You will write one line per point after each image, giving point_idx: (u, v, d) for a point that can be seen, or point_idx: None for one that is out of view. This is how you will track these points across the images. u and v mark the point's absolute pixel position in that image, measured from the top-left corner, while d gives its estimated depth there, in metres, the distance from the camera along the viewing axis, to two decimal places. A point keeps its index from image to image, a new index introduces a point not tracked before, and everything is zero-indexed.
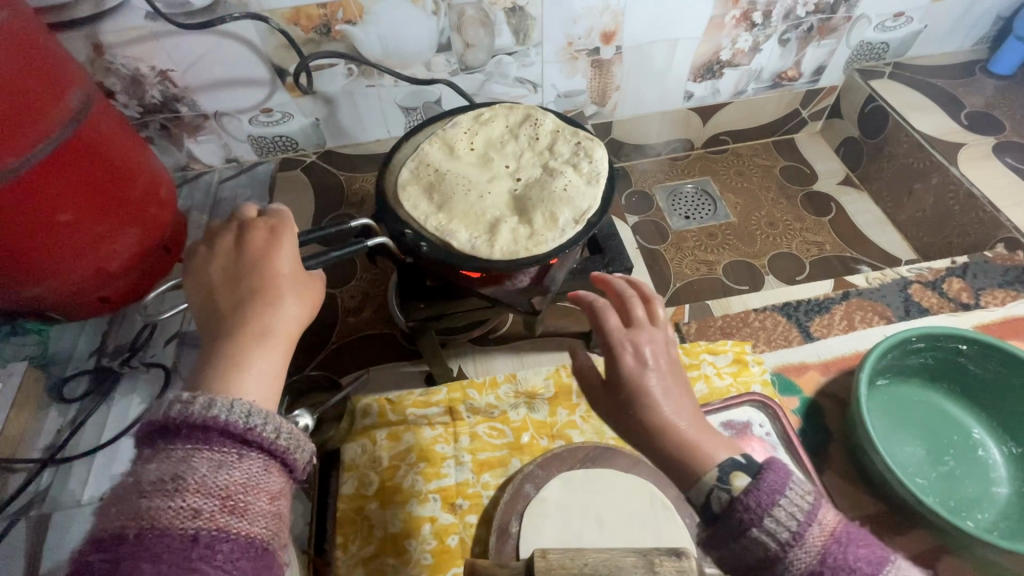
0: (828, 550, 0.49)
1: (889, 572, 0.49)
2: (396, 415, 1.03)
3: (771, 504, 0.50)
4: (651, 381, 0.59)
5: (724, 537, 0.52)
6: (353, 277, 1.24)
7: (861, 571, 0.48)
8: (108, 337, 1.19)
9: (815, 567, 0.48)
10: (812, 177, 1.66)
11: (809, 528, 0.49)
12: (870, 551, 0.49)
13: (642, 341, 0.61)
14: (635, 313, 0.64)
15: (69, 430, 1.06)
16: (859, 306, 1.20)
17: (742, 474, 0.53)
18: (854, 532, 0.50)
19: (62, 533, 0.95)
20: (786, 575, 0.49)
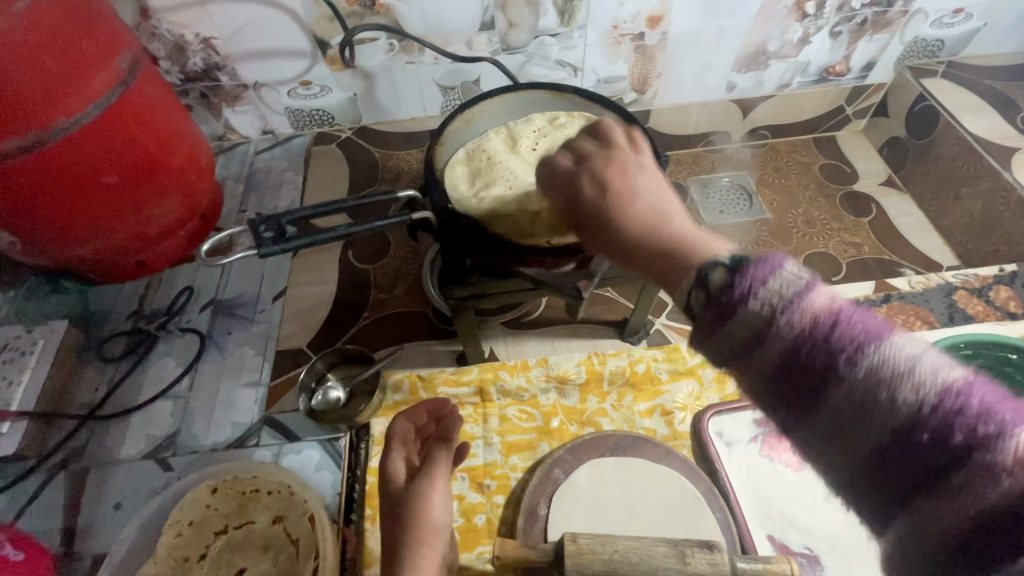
0: (810, 327, 0.43)
1: (884, 347, 0.41)
2: (427, 392, 1.03)
3: (751, 289, 0.46)
4: (620, 192, 0.62)
5: (711, 327, 0.48)
6: (386, 254, 1.25)
7: (848, 348, 0.41)
8: (145, 301, 1.20)
9: (793, 344, 0.43)
10: (853, 176, 1.61)
11: (787, 311, 0.44)
12: (865, 325, 0.42)
13: (601, 163, 0.65)
14: (585, 146, 0.68)
15: (106, 390, 1.08)
16: (900, 309, 1.17)
17: (719, 268, 0.49)
18: (851, 309, 0.43)
19: (97, 488, 0.97)
20: (772, 356, 0.44)
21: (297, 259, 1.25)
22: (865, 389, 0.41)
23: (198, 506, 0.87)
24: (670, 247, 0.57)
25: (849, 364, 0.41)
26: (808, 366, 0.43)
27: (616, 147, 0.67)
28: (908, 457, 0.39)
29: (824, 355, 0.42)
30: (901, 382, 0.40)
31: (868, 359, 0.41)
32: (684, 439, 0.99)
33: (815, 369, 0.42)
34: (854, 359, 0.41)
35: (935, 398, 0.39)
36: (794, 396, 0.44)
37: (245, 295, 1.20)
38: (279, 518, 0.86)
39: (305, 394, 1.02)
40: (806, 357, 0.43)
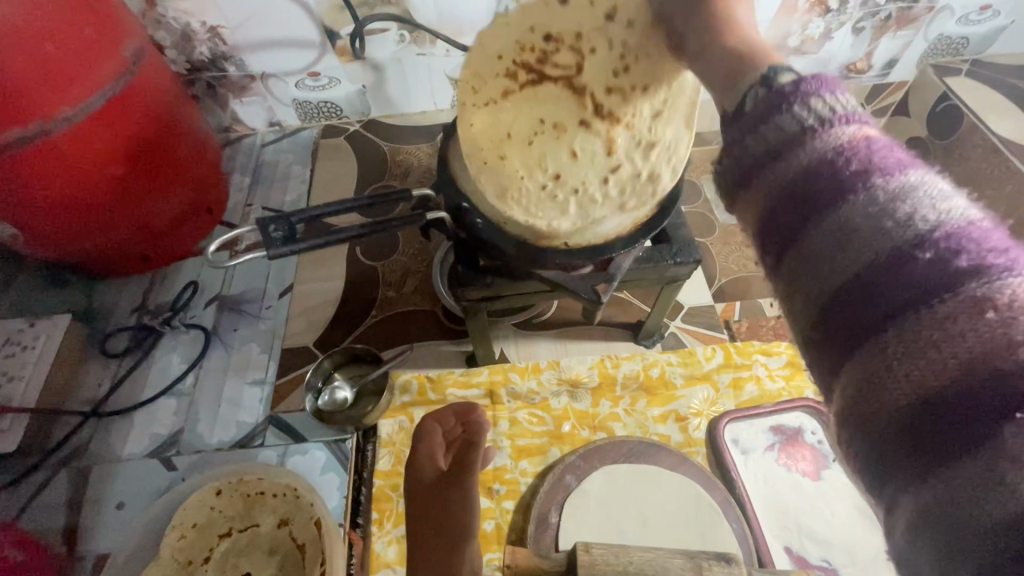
0: (850, 135, 0.35)
1: (920, 181, 0.33)
2: (436, 394, 1.01)
3: (801, 93, 0.37)
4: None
5: (740, 134, 0.39)
6: (395, 251, 1.22)
7: (881, 168, 0.34)
8: (150, 295, 1.18)
9: (821, 150, 0.35)
10: None
11: (834, 123, 0.36)
12: (904, 159, 0.34)
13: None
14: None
15: (110, 386, 1.06)
16: None
17: (789, 67, 0.39)
18: (891, 145, 0.35)
19: (100, 486, 0.95)
20: (794, 167, 0.36)
21: (303, 255, 1.22)
22: (881, 200, 0.32)
23: (202, 508, 0.84)
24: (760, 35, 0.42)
25: (873, 178, 0.33)
26: (830, 179, 0.34)
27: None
28: (900, 286, 0.30)
29: (849, 162, 0.34)
30: (925, 207, 0.32)
31: (897, 184, 0.33)
32: (698, 446, 0.96)
33: (833, 177, 0.34)
34: (882, 179, 0.33)
35: (957, 226, 0.30)
36: (787, 208, 0.36)
37: (251, 292, 1.17)
38: (285, 522, 0.84)
39: (312, 394, 1.00)
40: (826, 174, 0.35)
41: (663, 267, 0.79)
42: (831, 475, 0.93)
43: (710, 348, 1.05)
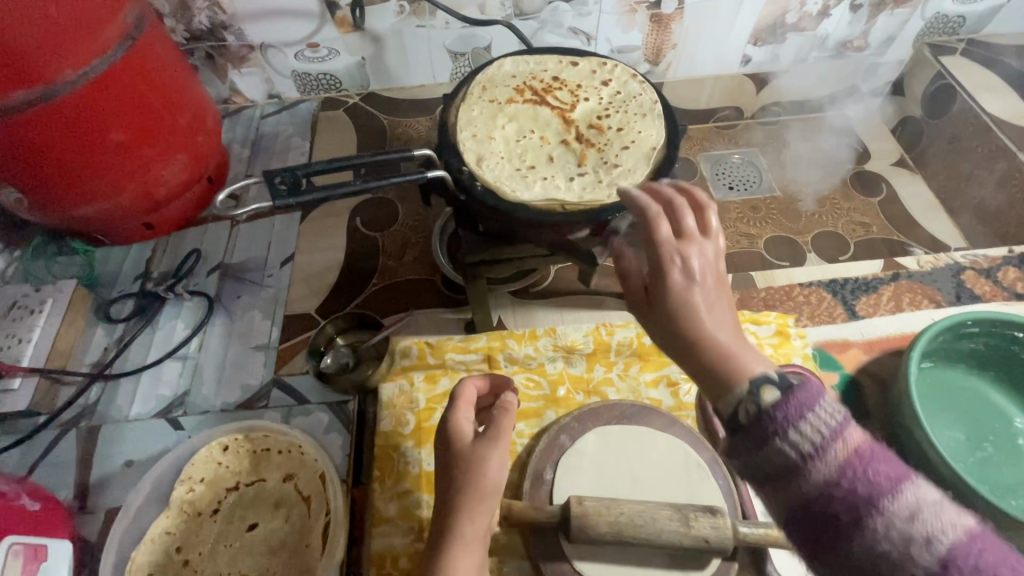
0: (847, 466, 0.42)
1: (909, 490, 0.42)
2: (435, 358, 1.04)
3: (788, 421, 0.44)
4: (692, 296, 0.54)
5: (746, 448, 0.46)
6: (395, 222, 1.24)
7: (880, 487, 0.42)
8: (152, 263, 1.20)
9: (831, 481, 0.42)
10: (865, 156, 1.55)
11: (826, 446, 0.43)
12: (891, 468, 0.42)
13: (673, 260, 0.56)
14: (658, 232, 0.57)
15: (115, 349, 1.08)
16: (908, 288, 1.17)
17: (770, 385, 0.47)
18: (877, 451, 0.43)
19: (108, 444, 0.98)
20: (805, 488, 0.43)
21: (305, 225, 1.24)
22: (892, 524, 0.41)
23: (210, 463, 0.88)
24: (728, 359, 0.51)
25: (885, 506, 0.41)
26: (841, 502, 0.42)
27: (685, 234, 0.58)
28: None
29: (860, 495, 0.42)
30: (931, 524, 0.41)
31: (891, 506, 0.41)
32: (688, 409, 1.00)
33: (846, 501, 0.42)
34: (884, 501, 0.41)
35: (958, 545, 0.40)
36: (820, 537, 0.43)
37: (253, 260, 1.19)
38: (289, 477, 0.87)
39: (314, 358, 1.03)
40: (832, 499, 0.42)
41: None
42: None
43: None
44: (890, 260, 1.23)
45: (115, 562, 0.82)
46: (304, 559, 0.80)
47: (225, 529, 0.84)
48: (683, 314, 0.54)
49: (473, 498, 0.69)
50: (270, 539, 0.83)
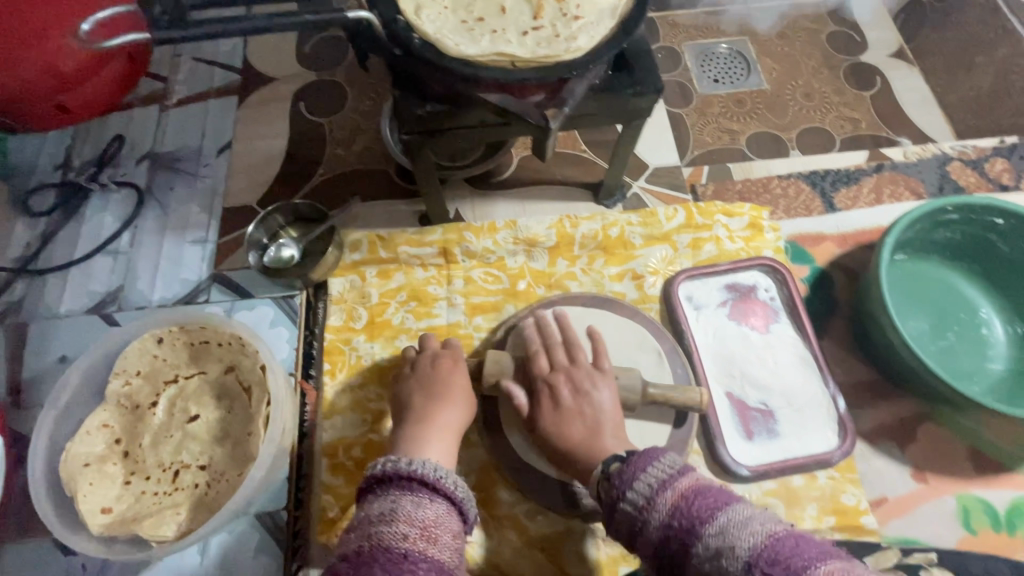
0: (675, 506, 0.57)
1: (724, 514, 0.54)
2: (387, 252, 0.98)
3: (626, 479, 0.61)
4: (559, 413, 0.75)
5: (608, 515, 0.62)
6: (343, 106, 1.12)
7: (700, 517, 0.55)
8: (73, 152, 1.08)
9: (665, 526, 0.56)
10: (862, 46, 1.35)
11: (659, 492, 0.58)
12: (713, 500, 0.56)
13: (544, 390, 0.77)
14: (535, 365, 0.79)
15: (40, 243, 1.00)
16: (890, 179, 1.12)
17: (614, 461, 0.65)
18: (702, 490, 0.57)
19: (38, 341, 0.91)
20: (651, 534, 0.57)
21: (242, 111, 1.12)
22: (712, 544, 0.53)
23: (145, 356, 0.82)
24: (579, 445, 0.72)
25: (704, 532, 0.54)
26: (676, 541, 0.55)
27: (560, 365, 0.79)
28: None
29: (684, 529, 0.55)
30: (732, 534, 0.52)
31: (715, 524, 0.54)
32: (653, 303, 0.97)
33: (679, 539, 0.55)
34: (706, 530, 0.54)
35: (760, 547, 0.50)
36: (664, 563, 0.57)
37: (187, 149, 1.08)
38: (231, 369, 0.83)
39: (256, 251, 0.95)
40: (671, 544, 0.55)
41: (621, 98, 0.72)
42: (779, 329, 0.93)
43: (672, 208, 1.02)
44: (875, 151, 1.17)
45: (48, 451, 0.77)
46: (246, 448, 0.78)
47: (166, 421, 0.81)
48: (558, 437, 0.74)
49: (429, 434, 0.72)
50: (213, 429, 0.81)
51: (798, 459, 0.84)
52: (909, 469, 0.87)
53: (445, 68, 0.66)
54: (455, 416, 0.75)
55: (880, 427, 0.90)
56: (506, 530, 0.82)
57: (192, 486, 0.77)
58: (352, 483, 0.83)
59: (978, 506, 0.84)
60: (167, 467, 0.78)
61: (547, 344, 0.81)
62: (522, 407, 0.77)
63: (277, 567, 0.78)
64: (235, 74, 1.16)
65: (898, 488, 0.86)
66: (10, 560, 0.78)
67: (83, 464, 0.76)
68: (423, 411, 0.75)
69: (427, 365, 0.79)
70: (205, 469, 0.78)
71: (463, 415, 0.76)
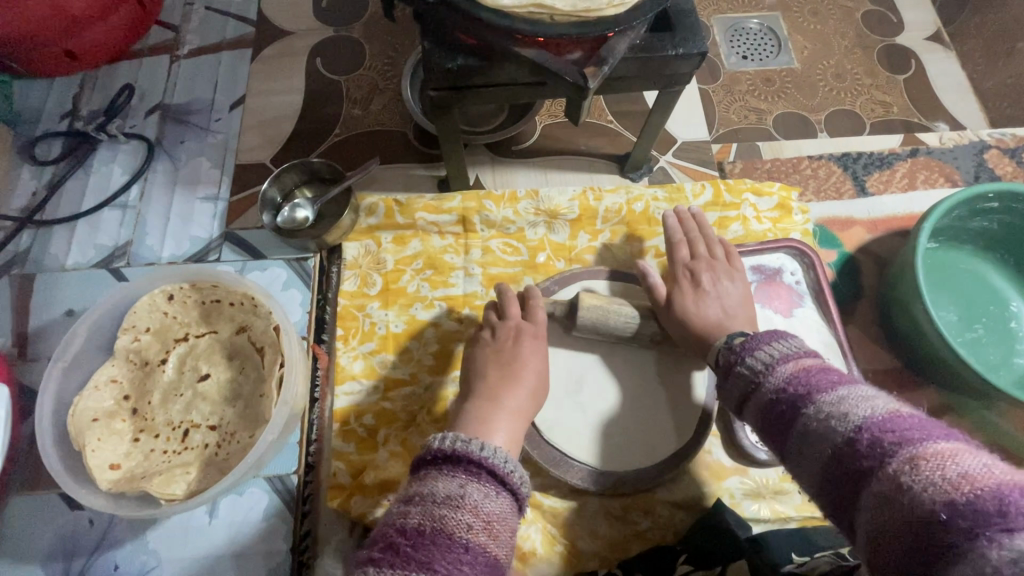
0: (794, 375, 0.55)
1: (847, 388, 0.51)
2: (404, 218, 0.94)
3: (750, 348, 0.61)
4: (699, 300, 0.79)
5: (724, 379, 0.63)
6: (360, 65, 1.08)
7: (817, 388, 0.52)
8: (80, 100, 1.04)
9: (779, 389, 0.55)
10: (898, 28, 1.28)
11: (777, 364, 0.57)
12: (834, 377, 0.53)
13: (684, 274, 0.82)
14: (676, 254, 0.84)
15: (46, 193, 0.97)
16: (924, 164, 1.09)
17: (737, 337, 0.65)
18: (827, 369, 0.54)
19: (45, 292, 0.89)
20: (761, 398, 0.57)
21: (257, 65, 1.08)
22: (830, 412, 0.49)
23: (155, 312, 0.80)
24: (713, 325, 0.76)
25: (817, 396, 0.51)
26: (785, 401, 0.54)
27: (699, 256, 0.84)
28: (846, 461, 0.46)
29: (799, 393, 0.53)
30: (850, 403, 0.49)
31: (827, 405, 0.50)
32: None
33: (793, 401, 0.53)
34: (822, 397, 0.51)
35: (879, 417, 0.46)
36: (772, 419, 0.55)
37: (198, 102, 1.04)
38: (243, 329, 0.81)
39: (270, 211, 0.92)
40: (783, 406, 0.54)
41: (662, 60, 0.68)
42: (804, 314, 0.91)
43: (700, 185, 0.98)
44: (910, 134, 1.13)
45: (56, 404, 0.75)
46: (258, 409, 0.76)
47: (176, 378, 0.80)
48: (693, 314, 0.77)
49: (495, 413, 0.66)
50: (224, 389, 0.79)
51: None
52: None
53: (478, 19, 0.62)
54: (525, 402, 0.70)
55: None
56: None
57: (202, 446, 0.76)
58: (363, 450, 0.81)
59: None
60: (176, 426, 0.77)
61: (687, 236, 0.86)
62: (658, 288, 0.82)
63: (287, 531, 0.77)
64: (248, 26, 1.11)
65: None
66: (17, 513, 0.77)
67: (92, 419, 0.74)
68: (495, 388, 0.69)
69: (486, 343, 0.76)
70: (216, 429, 0.77)
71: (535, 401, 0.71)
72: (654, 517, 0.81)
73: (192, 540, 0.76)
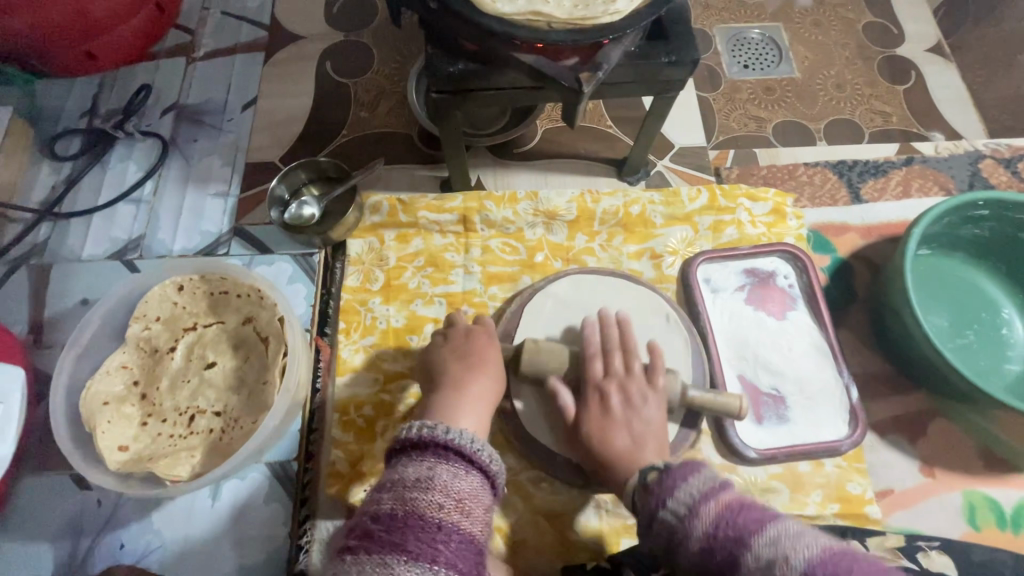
0: (719, 517, 0.52)
1: (774, 527, 0.50)
2: (407, 216, 0.97)
3: (670, 488, 0.57)
4: (606, 428, 0.72)
5: (647, 531, 0.58)
6: (368, 68, 1.11)
7: (746, 533, 0.50)
8: (99, 99, 1.08)
9: (708, 536, 0.52)
10: (898, 40, 1.29)
11: (695, 510, 0.54)
12: (757, 515, 0.51)
13: (593, 397, 0.74)
14: (590, 368, 0.75)
15: (64, 187, 1.01)
16: (920, 173, 1.11)
17: (652, 470, 0.61)
18: (746, 501, 0.53)
19: (61, 281, 0.93)
20: (692, 547, 0.53)
21: (269, 68, 1.12)
22: (762, 565, 0.48)
23: (165, 302, 0.83)
24: (621, 456, 0.70)
25: (753, 541, 0.49)
26: (719, 554, 0.51)
27: (614, 372, 0.75)
28: None
29: (731, 538, 0.51)
30: (787, 544, 0.48)
31: (759, 553, 0.48)
32: (669, 282, 0.96)
33: (723, 554, 0.51)
34: (751, 547, 0.49)
35: (818, 560, 0.46)
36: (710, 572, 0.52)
37: (212, 102, 1.08)
38: (249, 320, 0.83)
39: (278, 208, 0.95)
40: (719, 555, 0.51)
41: (656, 67, 0.71)
42: (796, 317, 0.93)
43: (696, 189, 1.01)
44: (907, 144, 1.15)
45: (69, 388, 0.79)
46: (261, 397, 0.79)
47: (184, 366, 0.83)
48: (601, 444, 0.71)
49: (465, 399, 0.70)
50: (230, 377, 0.82)
51: (805, 446, 0.84)
52: (917, 463, 0.87)
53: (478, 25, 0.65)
54: (489, 385, 0.73)
55: (890, 418, 0.90)
56: (509, 496, 0.83)
57: (207, 431, 0.79)
58: (362, 440, 0.84)
59: (985, 503, 0.84)
60: (182, 412, 0.80)
61: (605, 347, 0.77)
62: (568, 410, 0.75)
63: (286, 516, 0.80)
64: (261, 30, 1.15)
65: (903, 479, 0.86)
66: (29, 493, 0.80)
67: (103, 403, 0.78)
68: (460, 376, 0.72)
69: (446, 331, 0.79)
70: (220, 415, 0.80)
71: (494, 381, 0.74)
72: None
73: (195, 521, 0.79)
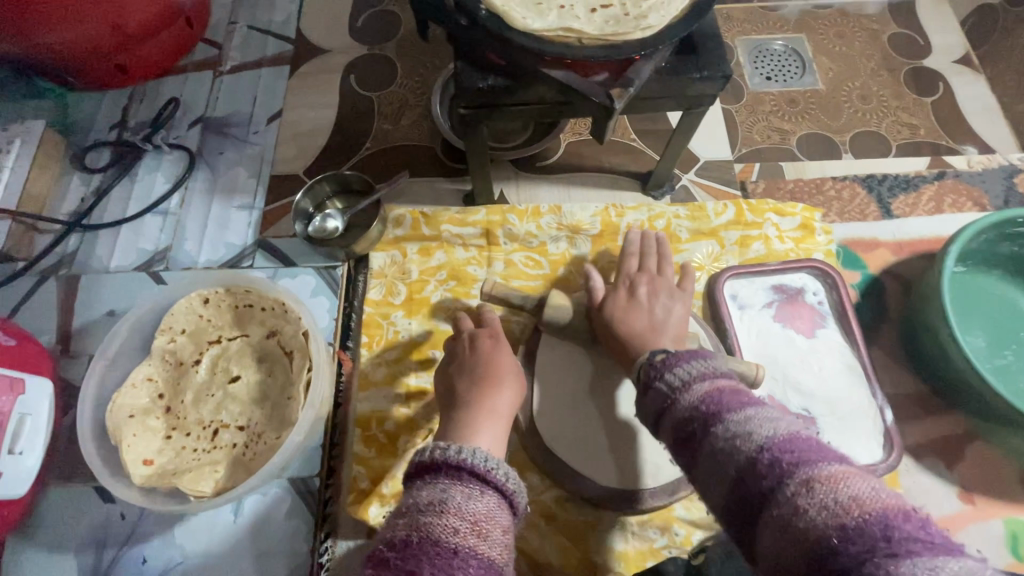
0: (706, 394, 0.54)
1: (757, 411, 0.51)
2: (430, 230, 0.97)
3: (667, 369, 0.59)
4: (631, 306, 0.80)
5: (644, 404, 0.60)
6: (392, 81, 1.12)
7: (727, 408, 0.52)
8: (128, 112, 1.09)
9: (692, 408, 0.54)
10: (925, 51, 1.27)
11: (692, 385, 0.56)
12: (741, 401, 0.53)
13: (625, 284, 0.84)
14: (626, 264, 0.87)
15: (93, 199, 1.02)
16: (951, 187, 1.08)
17: (660, 352, 0.62)
18: (735, 391, 0.54)
19: (88, 293, 0.94)
20: (674, 418, 0.55)
21: (294, 82, 1.13)
22: (733, 433, 0.50)
23: (190, 314, 0.84)
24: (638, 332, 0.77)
25: (727, 415, 0.51)
26: (696, 426, 0.53)
27: (646, 269, 0.86)
28: (751, 485, 0.46)
29: (709, 413, 0.52)
30: (756, 422, 0.49)
31: (727, 425, 0.50)
32: (695, 298, 0.94)
33: (700, 421, 0.52)
34: (729, 419, 0.51)
35: (781, 437, 0.47)
36: (683, 438, 0.54)
37: (238, 115, 1.09)
38: (273, 333, 0.83)
39: (302, 220, 0.95)
40: (692, 427, 0.53)
41: (687, 82, 0.70)
42: (826, 334, 0.91)
43: (722, 203, 0.99)
44: (937, 157, 1.13)
45: (96, 401, 0.79)
46: (285, 411, 0.78)
47: (208, 379, 0.83)
48: (623, 321, 0.79)
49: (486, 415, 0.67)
50: (254, 391, 0.82)
51: None
52: (955, 488, 0.84)
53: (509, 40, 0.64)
54: (507, 403, 0.71)
55: (927, 442, 0.87)
56: (532, 515, 0.81)
57: (231, 445, 0.78)
58: (384, 456, 0.83)
59: None
60: (207, 425, 0.80)
61: (641, 249, 0.89)
62: (598, 291, 0.84)
63: (307, 533, 0.79)
64: (286, 44, 1.16)
65: (941, 505, 0.83)
66: (54, 504, 0.80)
67: (129, 415, 0.78)
68: (477, 395, 0.70)
69: (461, 351, 0.77)
70: (244, 429, 0.79)
71: (512, 398, 0.72)
72: (671, 533, 0.80)
73: (217, 536, 0.79)
